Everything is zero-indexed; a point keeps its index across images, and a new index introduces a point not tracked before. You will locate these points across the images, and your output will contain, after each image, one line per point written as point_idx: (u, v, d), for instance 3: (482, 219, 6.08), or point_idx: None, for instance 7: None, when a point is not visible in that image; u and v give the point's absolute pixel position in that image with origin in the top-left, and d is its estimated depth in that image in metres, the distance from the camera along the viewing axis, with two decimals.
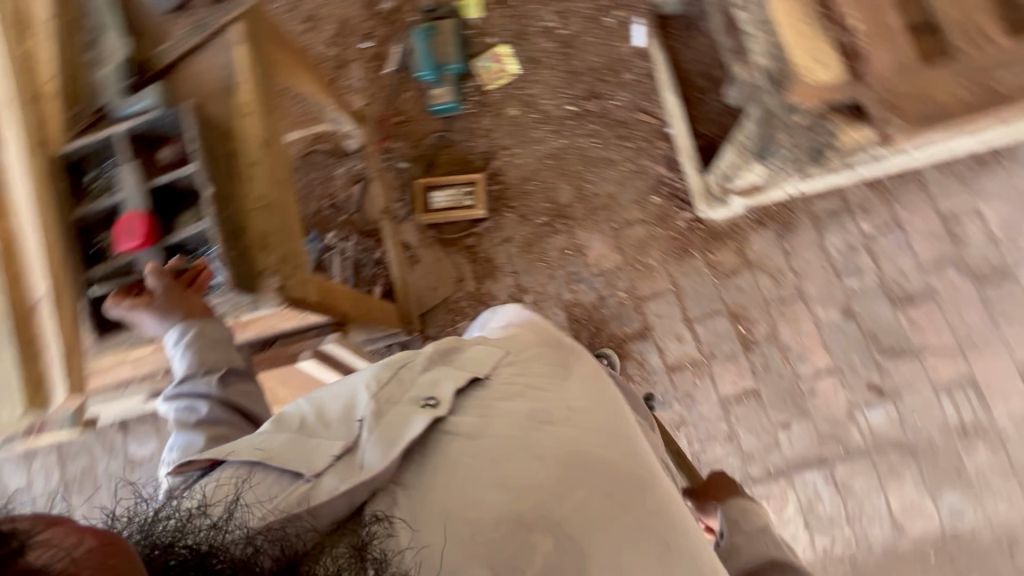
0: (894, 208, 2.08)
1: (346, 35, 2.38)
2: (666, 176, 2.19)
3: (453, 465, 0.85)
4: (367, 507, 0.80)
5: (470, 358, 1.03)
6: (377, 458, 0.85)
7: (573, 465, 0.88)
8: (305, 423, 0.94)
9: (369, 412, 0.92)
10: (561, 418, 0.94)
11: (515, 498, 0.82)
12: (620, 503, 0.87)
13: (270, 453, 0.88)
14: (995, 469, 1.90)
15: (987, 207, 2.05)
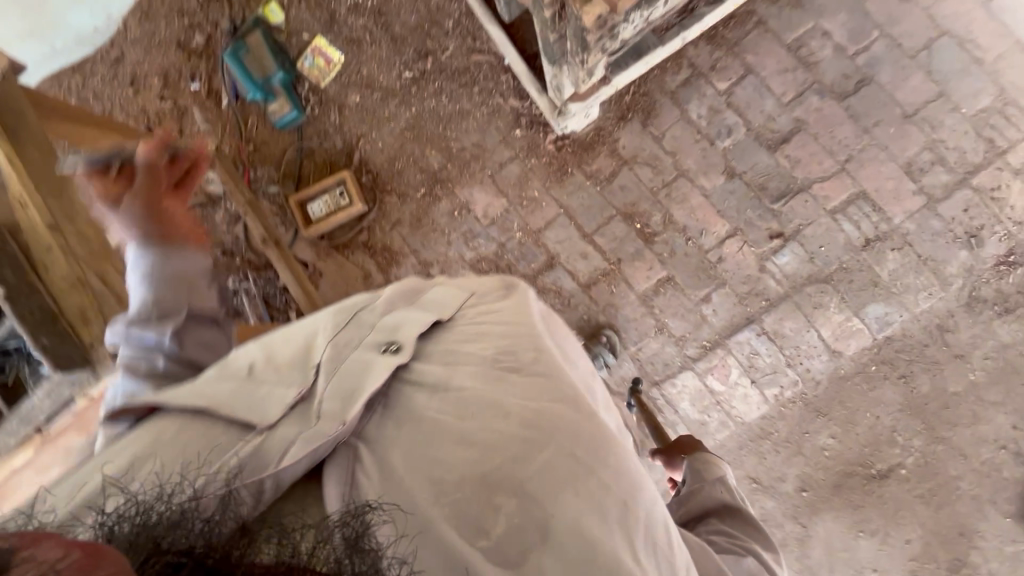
0: (742, 57, 2.07)
1: (175, 82, 2.34)
2: (520, 106, 2.17)
3: (418, 420, 0.78)
4: (331, 476, 0.70)
5: (434, 299, 0.98)
6: (337, 406, 0.74)
7: (543, 411, 0.79)
8: (255, 366, 0.81)
9: (325, 355, 0.81)
10: (529, 360, 0.87)
11: (478, 454, 0.74)
12: (591, 459, 0.76)
13: (213, 399, 0.74)
14: (907, 268, 1.95)
15: (828, 25, 2.03)
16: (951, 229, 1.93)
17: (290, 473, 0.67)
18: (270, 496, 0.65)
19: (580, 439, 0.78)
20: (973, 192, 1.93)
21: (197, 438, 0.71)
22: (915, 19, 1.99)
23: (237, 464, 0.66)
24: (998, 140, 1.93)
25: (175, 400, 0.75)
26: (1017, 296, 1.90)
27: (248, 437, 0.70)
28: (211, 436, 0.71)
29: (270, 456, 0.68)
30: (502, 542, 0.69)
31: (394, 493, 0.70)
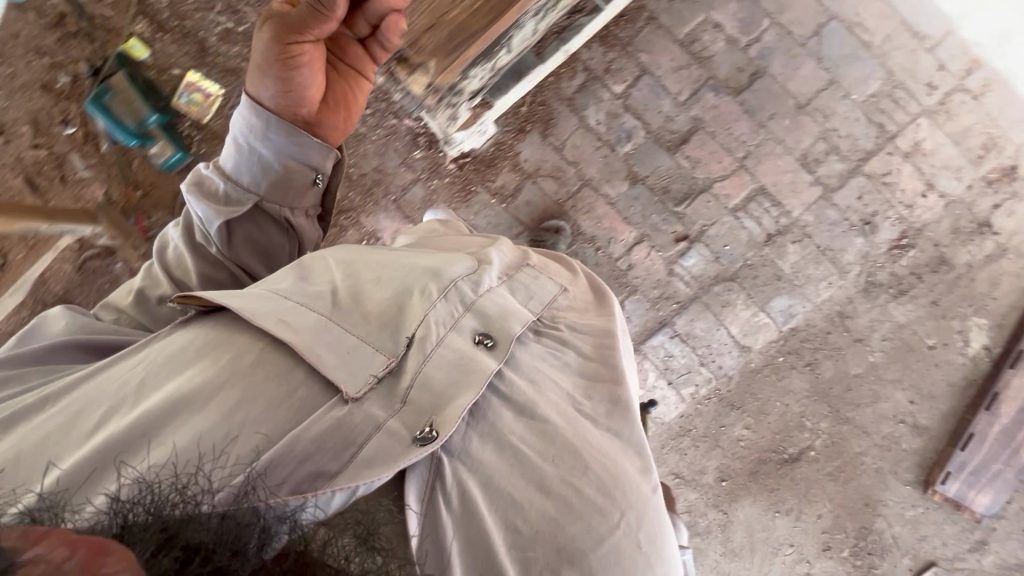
0: (635, 56, 2.01)
1: (46, 127, 2.09)
2: (417, 127, 2.09)
3: (504, 449, 0.85)
4: (410, 485, 0.78)
5: (522, 284, 1.06)
6: (426, 401, 0.82)
7: (611, 477, 0.88)
8: (339, 302, 0.91)
9: (418, 331, 0.87)
10: (602, 411, 0.98)
11: (559, 509, 0.82)
12: (639, 543, 0.86)
13: (298, 338, 0.82)
14: (807, 260, 1.99)
15: (719, 16, 1.98)
16: (847, 217, 1.97)
17: (376, 483, 0.74)
18: (344, 500, 0.72)
19: (635, 516, 0.87)
20: (866, 178, 1.96)
21: (256, 383, 0.78)
22: (804, 4, 1.95)
23: (310, 444, 0.74)
24: (888, 124, 1.94)
25: (251, 316, 0.82)
26: (910, 277, 1.96)
27: (324, 408, 0.78)
28: (277, 389, 0.79)
29: (352, 446, 0.76)
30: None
31: (470, 537, 0.78)
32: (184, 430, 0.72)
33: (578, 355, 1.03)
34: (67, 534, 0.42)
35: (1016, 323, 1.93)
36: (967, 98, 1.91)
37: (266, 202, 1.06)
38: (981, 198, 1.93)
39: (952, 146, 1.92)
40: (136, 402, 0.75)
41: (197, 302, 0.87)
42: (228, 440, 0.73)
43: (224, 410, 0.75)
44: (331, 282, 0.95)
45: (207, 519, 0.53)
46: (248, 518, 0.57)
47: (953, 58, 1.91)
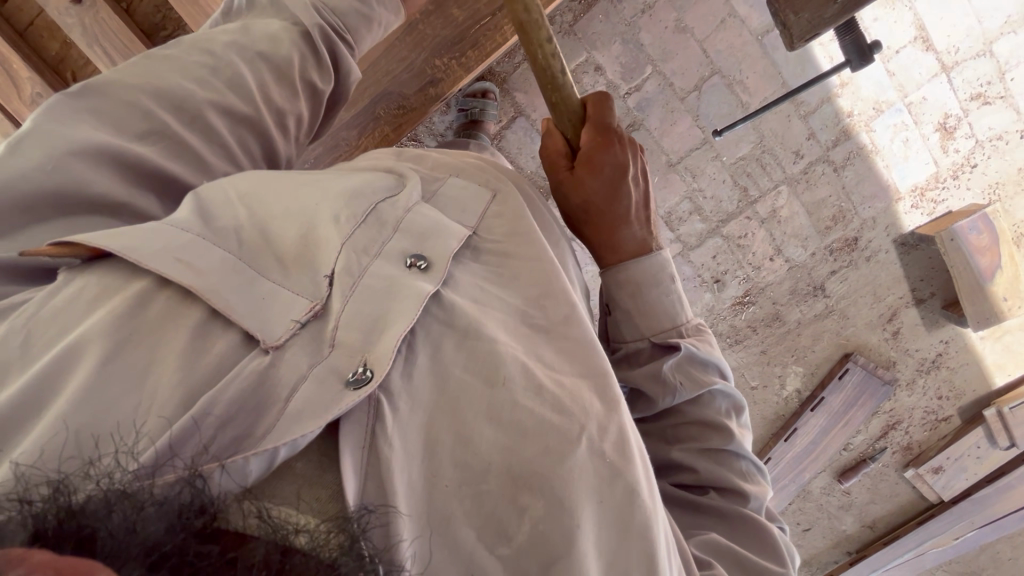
0: (513, 96, 1.90)
1: None
2: None
3: (442, 380, 0.61)
4: (345, 442, 0.54)
5: (448, 200, 0.79)
6: (357, 339, 0.58)
7: (575, 390, 0.64)
8: (244, 237, 0.64)
9: (340, 261, 0.62)
10: (559, 320, 0.71)
11: (513, 435, 0.59)
12: (619, 459, 0.61)
13: (200, 281, 0.57)
14: None
15: (601, 58, 1.82)
16: (700, 274, 2.07)
17: (303, 443, 0.52)
18: (265, 468, 0.51)
19: (611, 424, 0.63)
20: (722, 239, 2.03)
21: (162, 341, 0.54)
22: (688, 54, 1.84)
23: (231, 407, 0.51)
24: (751, 189, 1.98)
25: (133, 255, 0.57)
26: (746, 329, 2.16)
27: (242, 362, 0.54)
28: (184, 343, 0.54)
29: (273, 405, 0.53)
30: (523, 544, 0.56)
31: (417, 488, 0.56)
32: (71, 394, 0.49)
33: (523, 263, 0.75)
34: (42, 557, 0.33)
35: (825, 374, 2.20)
36: (828, 169, 1.96)
37: (348, 47, 0.95)
38: (821, 264, 2.08)
39: (805, 216, 2.02)
40: (36, 355, 0.53)
41: (84, 248, 0.59)
42: (137, 417, 0.50)
43: (132, 374, 0.52)
44: (234, 201, 0.68)
45: (150, 508, 0.39)
46: (201, 508, 0.42)
47: (824, 128, 1.91)
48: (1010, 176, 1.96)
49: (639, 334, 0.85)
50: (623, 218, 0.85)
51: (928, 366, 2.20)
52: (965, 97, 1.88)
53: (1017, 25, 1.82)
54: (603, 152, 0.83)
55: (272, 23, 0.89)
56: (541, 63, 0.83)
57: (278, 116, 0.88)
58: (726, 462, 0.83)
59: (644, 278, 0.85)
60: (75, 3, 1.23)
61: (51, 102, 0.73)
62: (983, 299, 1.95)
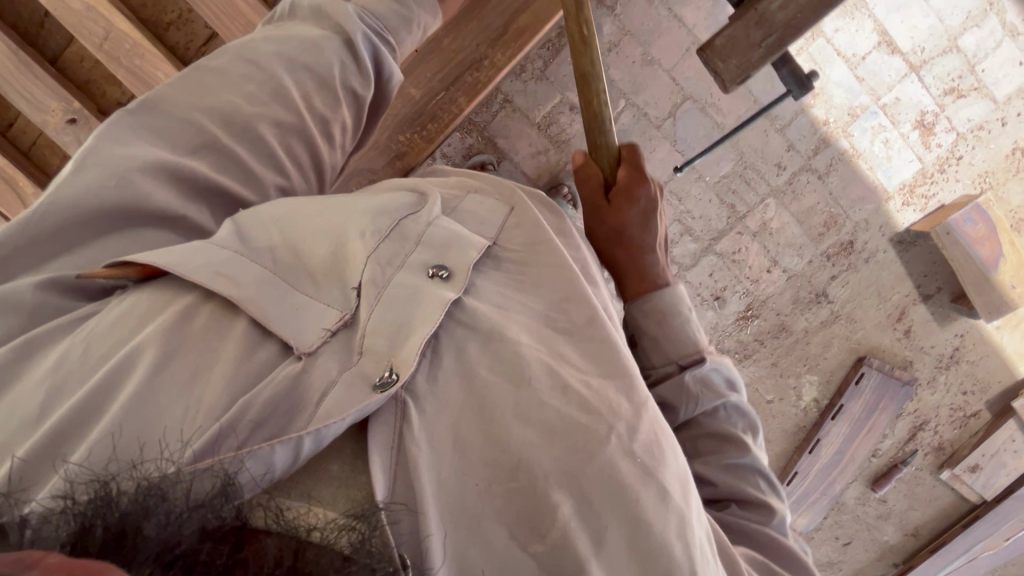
0: (494, 142, 1.95)
1: None
2: None
3: (469, 381, 0.64)
4: (374, 442, 0.57)
5: (468, 214, 0.83)
6: (381, 346, 0.61)
7: (600, 387, 0.65)
8: (277, 257, 0.68)
9: (366, 274, 0.66)
10: (582, 323, 0.73)
11: (541, 433, 0.60)
12: (649, 455, 0.62)
13: (235, 295, 0.62)
14: None
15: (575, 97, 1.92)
16: (698, 292, 2.08)
17: (328, 434, 0.55)
18: (290, 462, 0.54)
19: (639, 423, 0.63)
20: (717, 256, 2.05)
21: (199, 354, 0.59)
22: (659, 83, 1.90)
23: (264, 409, 0.55)
24: (739, 206, 2.00)
25: (183, 272, 0.62)
26: (754, 343, 2.14)
27: (279, 368, 0.59)
28: (229, 351, 0.59)
29: (304, 408, 0.56)
30: (555, 541, 0.56)
31: (451, 487, 0.58)
32: (128, 398, 0.54)
33: (544, 268, 0.78)
34: (54, 559, 0.35)
35: (841, 380, 2.16)
36: (812, 177, 1.98)
37: (390, 52, 0.96)
38: (819, 270, 2.07)
39: (796, 225, 2.03)
40: (88, 368, 0.58)
41: (134, 269, 0.66)
42: (185, 421, 0.54)
43: (178, 383, 0.57)
44: (269, 223, 0.72)
45: (179, 512, 0.41)
46: (224, 509, 0.43)
47: (802, 138, 1.94)
48: (999, 164, 1.94)
49: (668, 359, 0.89)
50: (649, 248, 0.95)
51: (947, 362, 2.15)
52: (938, 93, 1.89)
53: (979, 18, 1.83)
54: (638, 185, 0.95)
55: (313, 31, 0.90)
56: (592, 105, 0.97)
57: (324, 125, 0.89)
58: (745, 478, 0.86)
59: (666, 308, 0.91)
60: (71, 122, 1.34)
61: (114, 119, 0.77)
62: (991, 290, 1.92)
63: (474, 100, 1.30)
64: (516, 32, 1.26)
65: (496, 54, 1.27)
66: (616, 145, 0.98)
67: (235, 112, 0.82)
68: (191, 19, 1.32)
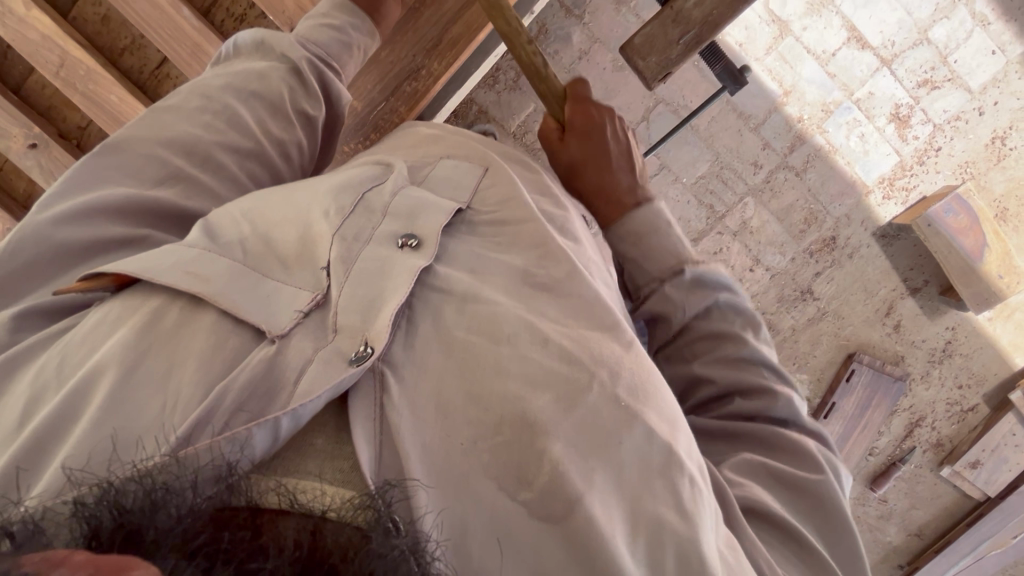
0: None
1: None
2: None
3: (448, 345, 0.62)
4: (355, 417, 0.56)
5: (439, 180, 0.82)
6: (356, 320, 0.59)
7: (583, 340, 0.64)
8: (248, 247, 0.66)
9: (334, 251, 0.64)
10: (562, 276, 0.71)
11: (524, 385, 0.59)
12: (633, 398, 0.61)
13: (209, 289, 0.59)
14: None
15: None
16: None
17: (305, 413, 0.54)
18: (271, 442, 0.53)
19: (624, 369, 0.62)
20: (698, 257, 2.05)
21: (184, 345, 0.56)
22: (630, 89, 1.93)
23: (243, 392, 0.53)
24: (717, 206, 2.01)
25: (153, 277, 0.59)
26: None
27: (250, 353, 0.56)
28: (205, 343, 0.56)
29: (282, 389, 0.54)
30: (545, 487, 0.55)
31: (434, 445, 0.56)
32: (107, 398, 0.52)
33: (521, 228, 0.76)
34: (81, 557, 0.34)
35: (832, 377, 2.13)
36: (790, 174, 1.98)
37: (335, 73, 1.02)
38: (803, 268, 2.06)
39: (776, 223, 2.02)
40: (71, 373, 0.55)
41: (108, 278, 0.62)
42: (163, 415, 0.52)
43: (158, 377, 0.54)
44: (236, 218, 0.70)
45: (188, 504, 0.41)
46: (232, 498, 0.44)
47: (777, 136, 1.94)
48: (978, 154, 1.93)
49: (651, 276, 0.84)
50: (612, 164, 0.88)
51: (940, 356, 2.11)
52: (912, 86, 1.89)
53: (949, 10, 1.83)
54: (584, 115, 0.89)
55: (260, 64, 0.95)
56: (526, 61, 0.89)
57: (281, 147, 0.91)
58: (748, 371, 0.80)
59: (643, 224, 0.86)
60: (32, 147, 1.36)
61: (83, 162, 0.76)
62: (978, 281, 1.91)
63: (412, 112, 1.24)
64: (450, 40, 1.20)
65: (430, 62, 1.21)
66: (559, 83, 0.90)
67: (194, 141, 0.82)
68: (144, 44, 1.32)
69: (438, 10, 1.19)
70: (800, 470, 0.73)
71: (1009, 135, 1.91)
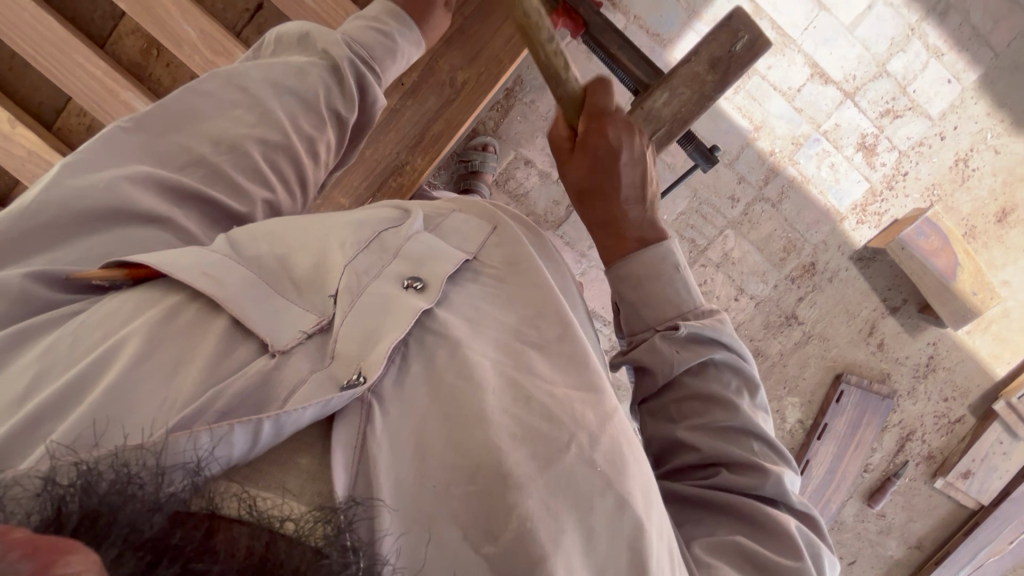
0: None
1: None
2: None
3: (434, 388, 0.58)
4: (335, 440, 0.51)
5: (450, 230, 0.78)
6: (353, 349, 0.56)
7: (567, 400, 0.60)
8: (261, 258, 0.63)
9: (341, 282, 0.61)
10: (549, 340, 0.67)
11: (503, 438, 0.55)
12: (609, 464, 0.56)
13: (220, 292, 0.56)
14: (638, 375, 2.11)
15: (528, 152, 1.99)
16: None
17: (288, 422, 0.49)
18: (248, 446, 0.48)
19: (605, 434, 0.58)
20: None
21: (192, 340, 0.54)
22: None
23: (235, 398, 0.50)
24: (699, 238, 2.05)
25: (163, 267, 0.57)
26: None
27: (247, 364, 0.53)
28: (212, 343, 0.54)
29: (271, 402, 0.51)
30: (509, 541, 0.50)
31: (408, 483, 0.52)
32: (114, 384, 0.48)
33: (518, 288, 0.72)
34: (21, 533, 0.31)
35: (822, 398, 2.17)
36: (766, 206, 2.03)
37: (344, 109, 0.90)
38: (786, 293, 2.10)
39: (757, 253, 2.07)
40: (82, 355, 0.52)
41: (122, 271, 0.60)
42: (163, 410, 0.48)
43: (163, 370, 0.51)
44: (257, 232, 0.67)
45: (152, 502, 0.37)
46: (192, 504, 0.40)
47: (752, 170, 2.00)
48: (943, 176, 2.00)
49: (647, 324, 0.82)
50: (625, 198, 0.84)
51: (924, 370, 2.16)
52: (876, 115, 1.96)
53: (903, 43, 1.92)
54: (598, 135, 0.82)
55: (299, 59, 0.88)
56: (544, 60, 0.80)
57: (309, 144, 0.85)
58: (733, 441, 0.77)
59: (648, 266, 0.83)
60: None
61: (107, 133, 0.73)
62: (953, 298, 1.99)
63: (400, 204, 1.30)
64: (431, 136, 1.28)
65: (414, 158, 1.29)
66: (578, 89, 0.82)
67: (221, 134, 0.78)
68: None
69: (420, 110, 1.28)
70: (771, 552, 0.70)
71: (971, 157, 1.99)
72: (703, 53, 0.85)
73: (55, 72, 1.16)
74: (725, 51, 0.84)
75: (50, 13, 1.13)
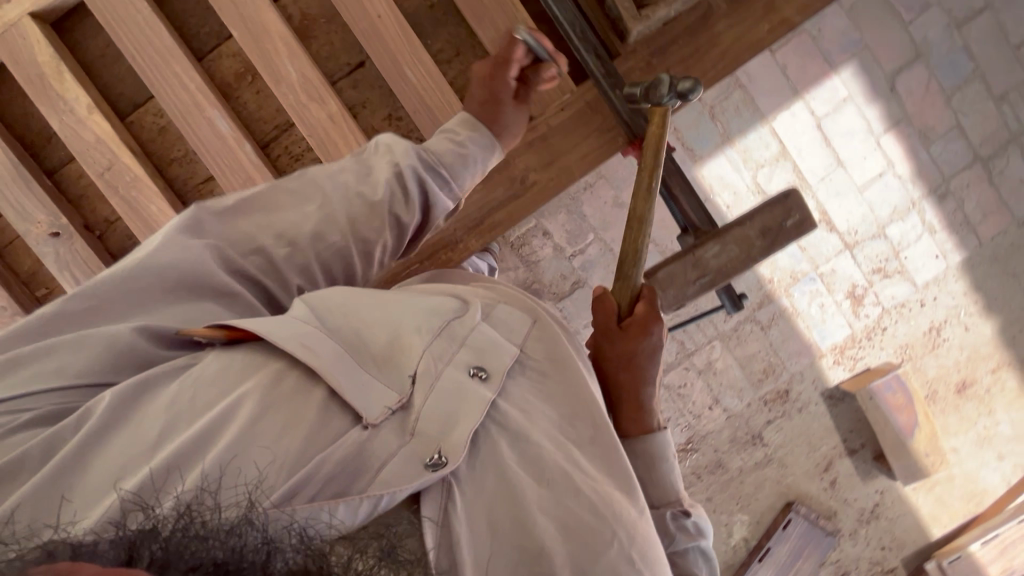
0: None
1: None
2: None
3: (499, 473, 0.68)
4: (424, 512, 0.63)
5: (501, 319, 0.81)
6: (432, 431, 0.66)
7: (608, 499, 0.69)
8: (341, 333, 0.71)
9: (419, 365, 0.70)
10: (586, 439, 0.75)
11: (557, 531, 0.66)
12: (644, 564, 0.67)
13: (319, 364, 0.67)
14: None
15: (548, 225, 2.07)
16: None
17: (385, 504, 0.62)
18: (350, 517, 0.60)
19: (639, 533, 0.68)
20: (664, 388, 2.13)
21: (294, 407, 0.65)
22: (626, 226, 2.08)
23: (337, 466, 0.62)
24: (687, 343, 2.13)
25: (270, 335, 0.67)
26: (692, 476, 2.18)
27: (344, 435, 0.64)
28: (311, 413, 0.65)
29: (365, 472, 0.63)
30: None
31: (483, 555, 0.64)
32: (233, 440, 0.61)
33: (562, 384, 0.78)
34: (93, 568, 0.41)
35: (770, 522, 2.21)
36: (755, 328, 2.14)
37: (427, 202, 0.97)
38: (757, 414, 2.18)
39: (738, 369, 2.16)
40: (201, 410, 0.64)
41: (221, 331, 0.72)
42: (271, 467, 0.61)
43: (271, 431, 0.63)
44: (332, 302, 0.74)
45: (208, 549, 0.47)
46: (246, 549, 0.49)
47: (749, 291, 2.11)
48: (917, 339, 2.15)
49: (652, 501, 0.87)
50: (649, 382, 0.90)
51: (868, 516, 2.25)
52: (868, 270, 2.11)
53: (903, 213, 2.10)
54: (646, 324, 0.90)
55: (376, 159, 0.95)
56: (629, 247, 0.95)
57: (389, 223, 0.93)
58: None
59: (656, 446, 0.88)
60: (53, 235, 1.33)
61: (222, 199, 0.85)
62: (906, 454, 2.10)
63: None
64: (492, 222, 1.32)
65: (469, 238, 1.32)
66: (636, 286, 0.95)
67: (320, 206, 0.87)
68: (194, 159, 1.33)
69: (485, 196, 1.31)
70: None
71: (943, 327, 2.16)
72: (756, 221, 0.96)
73: (144, 70, 1.20)
74: (777, 223, 0.95)
75: (163, 20, 1.20)
